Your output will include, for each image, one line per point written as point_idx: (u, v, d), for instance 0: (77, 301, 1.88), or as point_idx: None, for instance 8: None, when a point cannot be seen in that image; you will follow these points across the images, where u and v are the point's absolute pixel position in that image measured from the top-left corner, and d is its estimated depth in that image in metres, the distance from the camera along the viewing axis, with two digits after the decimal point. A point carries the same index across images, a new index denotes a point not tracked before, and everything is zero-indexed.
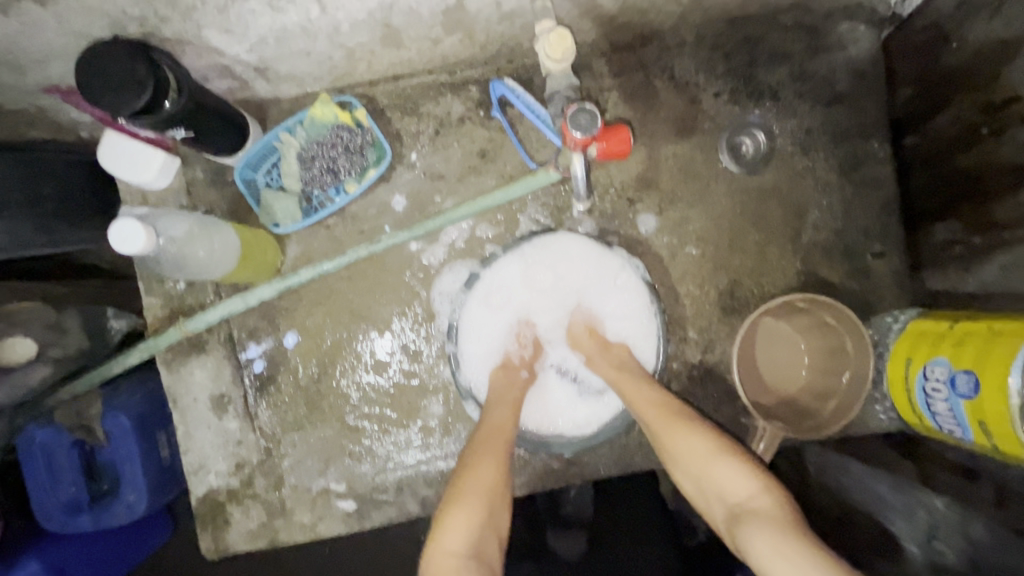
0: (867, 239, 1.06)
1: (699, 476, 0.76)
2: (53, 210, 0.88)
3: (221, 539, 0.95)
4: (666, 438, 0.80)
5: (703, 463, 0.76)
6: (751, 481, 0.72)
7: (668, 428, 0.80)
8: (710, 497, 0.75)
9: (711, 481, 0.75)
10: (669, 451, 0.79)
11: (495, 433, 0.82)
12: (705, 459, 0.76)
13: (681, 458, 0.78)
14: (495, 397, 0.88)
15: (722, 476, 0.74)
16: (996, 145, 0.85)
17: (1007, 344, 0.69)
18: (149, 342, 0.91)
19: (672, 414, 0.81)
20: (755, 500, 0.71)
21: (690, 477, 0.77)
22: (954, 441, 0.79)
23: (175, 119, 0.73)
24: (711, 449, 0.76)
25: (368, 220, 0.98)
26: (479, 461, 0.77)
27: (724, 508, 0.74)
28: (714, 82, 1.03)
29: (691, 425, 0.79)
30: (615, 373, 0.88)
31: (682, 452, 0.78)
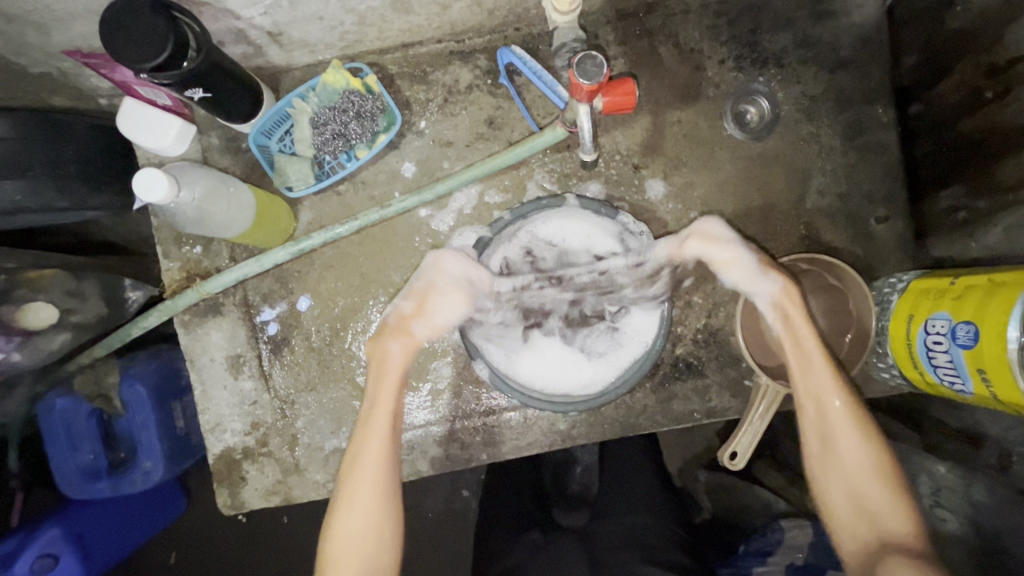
0: (871, 205, 1.07)
1: (863, 497, 0.78)
2: (75, 172, 0.91)
3: (237, 496, 0.98)
4: (844, 441, 0.80)
5: (868, 481, 0.78)
6: (904, 515, 0.75)
7: (866, 438, 0.79)
8: (855, 512, 0.78)
9: (866, 501, 0.77)
10: (843, 455, 0.80)
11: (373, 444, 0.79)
12: (866, 478, 0.78)
13: (851, 468, 0.79)
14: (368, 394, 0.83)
15: (882, 501, 0.77)
16: (1000, 108, 0.86)
17: (1007, 294, 0.70)
18: (168, 303, 0.94)
19: (867, 422, 0.80)
20: (898, 528, 0.74)
21: (849, 484, 0.79)
22: (954, 393, 0.80)
23: (194, 77, 0.76)
24: (880, 471, 0.78)
25: (378, 186, 1.00)
26: (357, 477, 0.78)
27: (872, 529, 0.76)
28: (718, 49, 1.04)
29: (873, 437, 0.80)
30: (795, 353, 0.83)
31: (851, 466, 0.79)
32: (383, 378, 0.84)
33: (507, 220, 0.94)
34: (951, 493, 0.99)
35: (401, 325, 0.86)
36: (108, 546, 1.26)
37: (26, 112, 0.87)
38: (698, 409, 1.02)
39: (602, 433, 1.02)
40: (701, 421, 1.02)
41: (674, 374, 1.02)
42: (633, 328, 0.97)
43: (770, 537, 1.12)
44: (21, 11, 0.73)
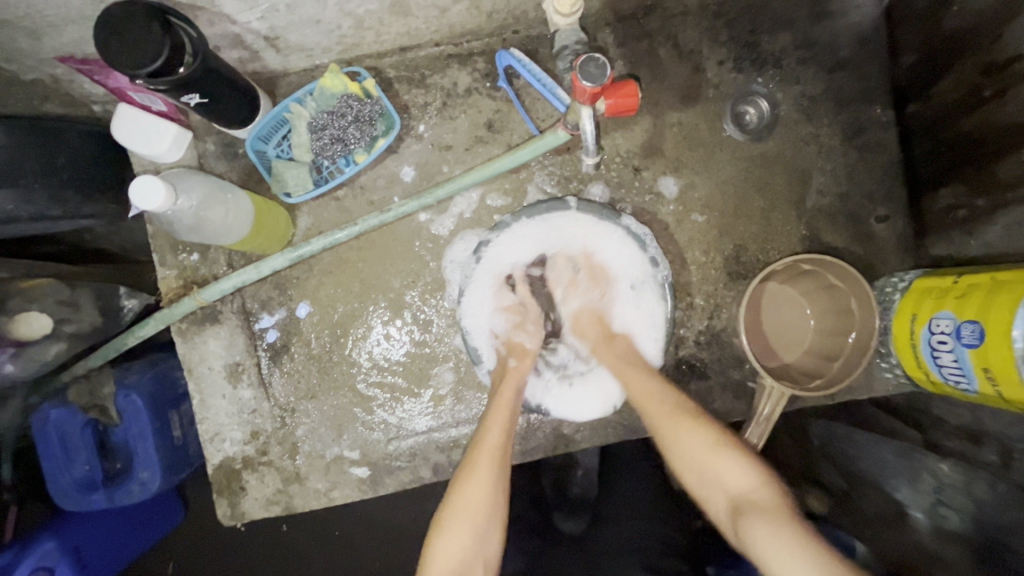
0: (871, 203, 1.07)
1: (711, 471, 0.78)
2: (67, 180, 0.89)
3: (236, 506, 0.97)
4: (667, 431, 0.82)
5: (711, 457, 0.78)
6: (750, 472, 0.76)
7: (684, 423, 0.81)
8: (714, 489, 0.77)
9: (714, 475, 0.77)
10: (664, 438, 0.82)
11: (486, 454, 0.81)
12: (709, 457, 0.78)
13: (682, 451, 0.80)
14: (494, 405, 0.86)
15: (728, 468, 0.77)
16: (998, 107, 0.87)
17: (1012, 292, 0.70)
18: (165, 312, 0.93)
19: (678, 409, 0.83)
20: (756, 493, 0.74)
21: (683, 459, 0.80)
22: (958, 392, 0.80)
23: (191, 82, 0.75)
24: (723, 445, 0.78)
25: (376, 191, 0.99)
26: (458, 491, 0.78)
27: (728, 498, 0.76)
28: (717, 51, 1.04)
29: (699, 422, 0.81)
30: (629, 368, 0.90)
31: (685, 449, 0.80)
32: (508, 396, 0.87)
33: (510, 223, 0.94)
34: (954, 491, 1.00)
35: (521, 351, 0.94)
36: (105, 560, 1.24)
37: (18, 119, 0.85)
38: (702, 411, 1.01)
39: (606, 436, 1.01)
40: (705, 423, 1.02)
41: (676, 376, 1.01)
42: (638, 345, 0.95)
43: None
44: (14, 17, 0.72)
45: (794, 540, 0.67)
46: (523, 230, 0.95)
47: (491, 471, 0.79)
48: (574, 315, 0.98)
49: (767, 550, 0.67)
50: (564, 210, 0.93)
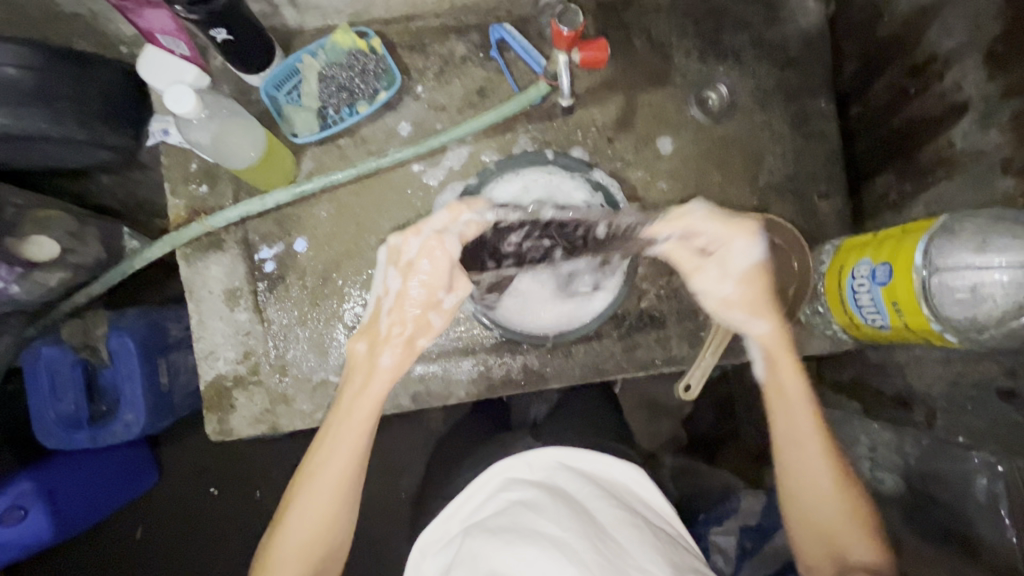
0: (814, 183, 1.20)
1: (836, 532, 0.89)
2: (94, 108, 0.98)
3: (225, 422, 1.04)
4: (819, 485, 0.90)
5: (848, 528, 0.89)
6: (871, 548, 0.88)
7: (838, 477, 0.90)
8: (829, 551, 0.90)
9: (837, 537, 0.89)
10: (812, 484, 0.91)
11: (346, 464, 0.86)
12: (841, 518, 0.89)
13: (821, 500, 0.90)
14: (352, 393, 0.90)
15: (854, 539, 0.89)
16: (920, 101, 1.02)
17: (914, 235, 0.83)
18: (173, 234, 1.02)
19: (844, 470, 0.91)
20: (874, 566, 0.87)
21: (822, 517, 0.90)
22: (874, 331, 0.93)
23: (220, 15, 0.85)
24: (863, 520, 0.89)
25: (376, 142, 1.10)
26: (308, 498, 0.85)
27: (839, 560, 0.89)
28: (684, 42, 1.18)
29: (847, 487, 0.90)
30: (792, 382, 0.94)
31: (827, 502, 0.90)
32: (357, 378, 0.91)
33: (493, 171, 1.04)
34: (886, 449, 1.18)
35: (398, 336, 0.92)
36: (80, 508, 1.28)
37: (56, 44, 0.94)
38: (660, 356, 1.12)
39: (572, 375, 1.10)
40: (662, 367, 1.12)
41: (639, 325, 1.12)
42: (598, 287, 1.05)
43: (728, 504, 1.28)
44: None
45: None
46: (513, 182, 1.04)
47: (332, 485, 0.85)
48: (726, 265, 0.97)
49: None
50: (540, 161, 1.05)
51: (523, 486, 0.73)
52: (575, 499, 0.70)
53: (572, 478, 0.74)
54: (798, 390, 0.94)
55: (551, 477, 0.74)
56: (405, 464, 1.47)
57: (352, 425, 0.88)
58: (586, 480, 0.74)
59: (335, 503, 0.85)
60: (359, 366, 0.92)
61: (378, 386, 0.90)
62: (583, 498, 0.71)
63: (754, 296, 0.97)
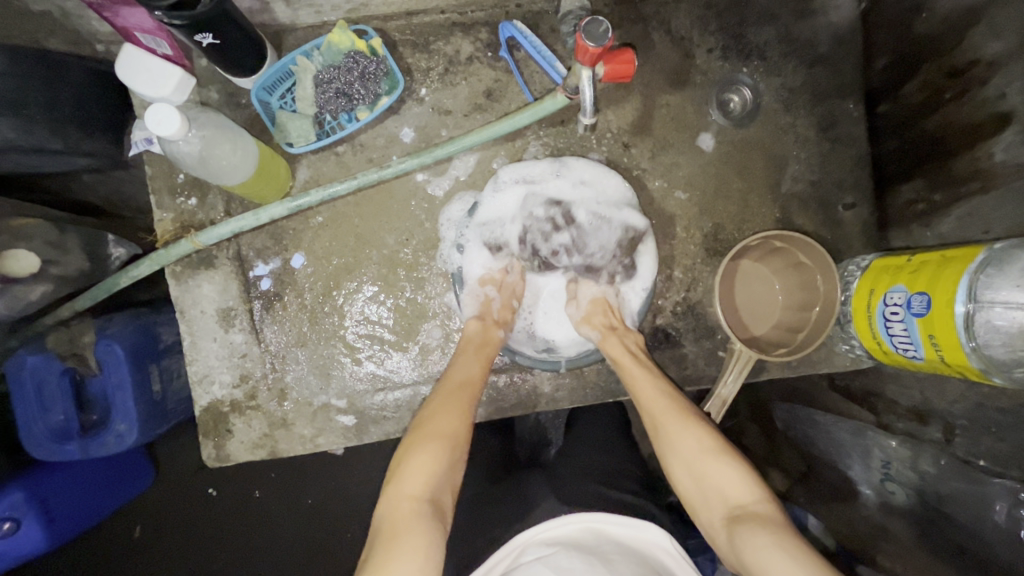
0: (839, 192, 1.14)
1: (701, 471, 0.80)
2: (69, 115, 0.91)
3: (222, 448, 0.99)
4: (672, 434, 0.83)
5: (713, 466, 0.80)
6: (750, 484, 0.77)
7: (689, 421, 0.84)
8: (713, 500, 0.79)
9: (710, 481, 0.79)
10: (673, 439, 0.83)
11: (464, 390, 0.86)
12: (703, 459, 0.80)
13: (682, 452, 0.82)
14: (463, 347, 0.92)
15: (726, 478, 0.79)
16: (956, 107, 0.94)
17: (956, 265, 0.78)
18: (160, 252, 0.94)
19: (689, 413, 0.85)
20: (754, 505, 0.75)
21: (687, 465, 0.81)
22: (906, 361, 0.88)
23: (205, 21, 0.78)
24: (725, 451, 0.81)
25: (376, 149, 1.02)
26: (437, 413, 0.82)
27: (726, 510, 0.77)
28: (706, 39, 1.10)
29: (700, 426, 0.84)
30: (626, 357, 0.92)
31: (687, 447, 0.82)
32: (477, 343, 0.93)
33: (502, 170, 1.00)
34: (900, 465, 1.06)
35: (504, 317, 0.97)
36: (74, 511, 1.23)
37: (24, 45, 0.86)
38: (676, 375, 1.08)
39: (584, 397, 1.06)
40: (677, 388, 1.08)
41: (653, 344, 1.08)
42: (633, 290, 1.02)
43: None
44: None
45: (791, 546, 0.67)
46: (518, 170, 1.00)
47: (450, 407, 0.83)
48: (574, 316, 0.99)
49: (763, 547, 0.69)
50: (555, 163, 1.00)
51: (543, 550, 0.69)
52: (599, 561, 0.66)
53: (595, 543, 0.70)
54: (617, 349, 0.93)
55: (575, 540, 0.70)
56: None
57: (466, 368, 0.89)
58: (610, 547, 0.70)
59: (456, 414, 0.83)
60: (470, 340, 0.93)
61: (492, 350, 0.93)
62: (606, 561, 0.66)
63: (598, 314, 0.97)
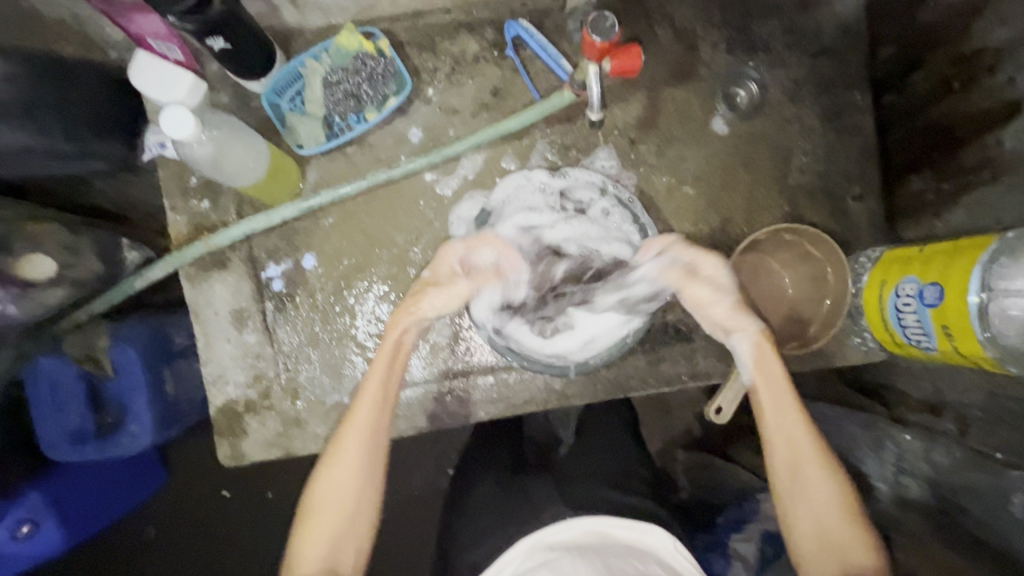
0: (848, 184, 1.14)
1: (829, 532, 0.82)
2: (83, 121, 0.92)
3: (238, 447, 1.00)
4: (809, 483, 0.84)
5: (843, 528, 0.82)
6: (872, 553, 0.81)
7: (827, 474, 0.84)
8: (832, 558, 0.81)
9: (833, 542, 0.82)
10: (806, 490, 0.84)
11: (352, 430, 0.86)
12: (837, 519, 0.83)
13: (817, 503, 0.84)
14: (372, 370, 0.90)
15: (852, 543, 0.82)
16: (965, 96, 0.93)
17: (969, 254, 0.77)
18: (176, 254, 0.97)
19: (828, 461, 0.85)
20: (871, 571, 0.80)
21: (815, 519, 0.83)
22: (920, 352, 0.88)
23: (217, 24, 0.79)
24: (853, 515, 0.83)
25: (384, 149, 1.03)
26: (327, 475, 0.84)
27: (841, 568, 0.81)
28: (711, 34, 1.11)
29: (838, 480, 0.85)
30: (768, 394, 0.89)
31: (819, 502, 0.83)
32: (385, 364, 0.90)
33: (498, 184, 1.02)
34: (914, 457, 1.04)
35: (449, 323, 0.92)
36: (89, 511, 1.25)
37: (39, 53, 0.88)
38: (686, 371, 1.08)
39: (594, 393, 1.06)
40: (687, 382, 1.08)
41: (663, 339, 1.07)
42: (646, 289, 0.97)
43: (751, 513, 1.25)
44: None
45: None
46: (509, 181, 1.02)
47: (352, 458, 0.85)
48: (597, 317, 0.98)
49: None
50: (531, 174, 1.02)
51: (547, 554, 0.69)
52: (602, 562, 0.67)
53: (599, 545, 0.70)
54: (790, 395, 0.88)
55: (579, 543, 0.70)
56: (418, 465, 1.41)
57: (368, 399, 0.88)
58: (613, 548, 0.70)
59: (355, 468, 0.84)
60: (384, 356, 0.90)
61: (400, 366, 0.91)
62: (608, 561, 0.67)
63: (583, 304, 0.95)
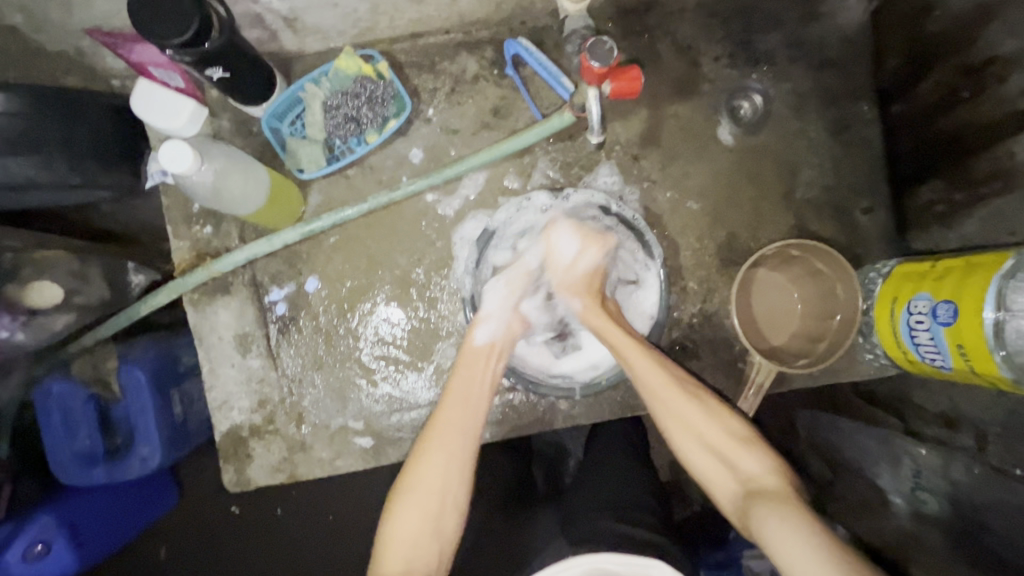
0: (857, 196, 1.12)
1: (722, 451, 0.85)
2: (88, 150, 0.93)
3: (243, 472, 1.00)
4: (674, 403, 0.88)
5: (731, 445, 0.85)
6: (760, 460, 0.84)
7: (688, 395, 0.89)
8: (721, 471, 0.85)
9: (733, 459, 0.85)
10: (672, 411, 0.88)
11: (444, 429, 0.86)
12: (726, 447, 0.85)
13: (677, 427, 0.88)
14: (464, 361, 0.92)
15: (745, 456, 0.84)
16: (975, 105, 0.91)
17: (983, 272, 0.75)
18: (178, 281, 0.96)
19: (685, 386, 0.89)
20: (765, 480, 0.82)
21: (701, 443, 0.86)
22: (935, 371, 0.85)
23: (215, 55, 0.80)
24: (741, 440, 0.86)
25: (386, 171, 1.03)
26: (421, 463, 0.84)
27: (737, 481, 0.83)
28: (713, 47, 1.09)
29: (706, 402, 0.89)
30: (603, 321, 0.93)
31: (691, 422, 0.87)
32: (470, 362, 0.91)
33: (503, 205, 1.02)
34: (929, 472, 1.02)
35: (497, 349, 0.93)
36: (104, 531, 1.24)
37: (44, 86, 0.89)
38: None
39: (601, 413, 1.05)
40: None
41: (670, 357, 1.06)
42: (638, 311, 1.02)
43: None
44: None
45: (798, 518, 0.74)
46: (509, 208, 1.00)
47: (443, 457, 0.84)
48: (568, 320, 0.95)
49: (775, 522, 0.75)
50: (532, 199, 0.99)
51: None
52: None
53: None
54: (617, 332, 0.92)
55: None
56: None
57: (467, 400, 0.88)
58: None
59: (448, 461, 0.84)
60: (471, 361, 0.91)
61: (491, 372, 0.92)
62: None
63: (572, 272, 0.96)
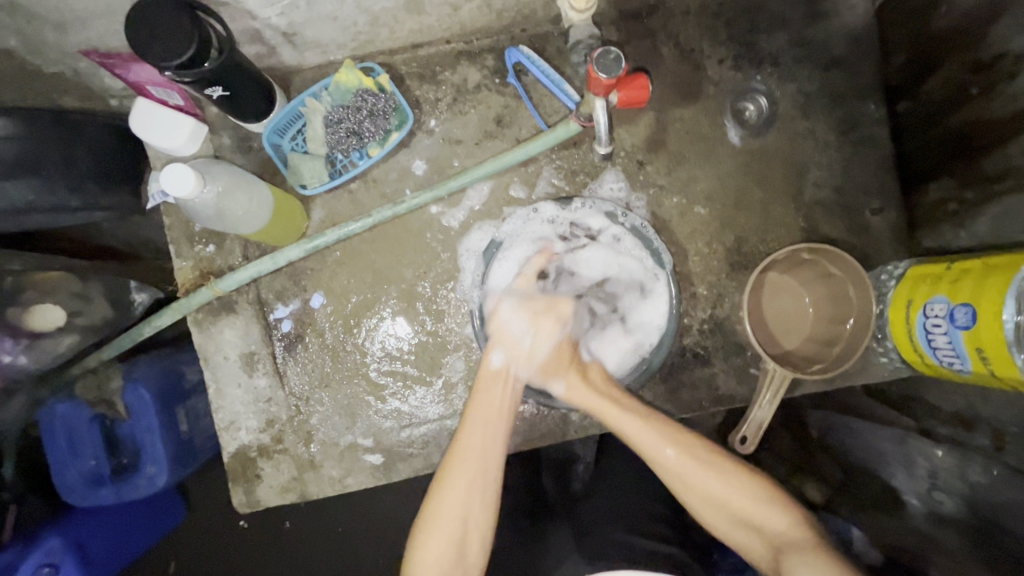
0: (865, 196, 1.10)
1: (747, 516, 0.84)
2: (87, 172, 0.91)
3: (253, 493, 0.99)
4: (696, 483, 0.86)
5: (754, 508, 0.84)
6: (784, 517, 0.83)
7: (709, 467, 0.86)
8: (750, 532, 0.84)
9: (757, 521, 0.83)
10: (695, 487, 0.86)
11: (473, 454, 0.85)
12: (748, 506, 0.84)
13: (699, 495, 0.86)
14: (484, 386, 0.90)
15: (768, 515, 0.83)
16: (985, 102, 0.90)
17: (1001, 275, 0.74)
18: (183, 301, 0.96)
19: (703, 456, 0.87)
20: (791, 535, 0.81)
21: (725, 509, 0.85)
22: (954, 375, 0.84)
23: (215, 74, 0.79)
24: (766, 496, 0.84)
25: (389, 183, 1.02)
26: (446, 485, 0.83)
27: (765, 542, 0.82)
28: (717, 49, 1.08)
29: (728, 469, 0.86)
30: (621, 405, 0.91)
31: (715, 495, 0.85)
32: (486, 388, 0.90)
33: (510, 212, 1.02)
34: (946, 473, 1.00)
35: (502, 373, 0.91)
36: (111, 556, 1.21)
37: (40, 108, 0.87)
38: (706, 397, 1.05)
39: None
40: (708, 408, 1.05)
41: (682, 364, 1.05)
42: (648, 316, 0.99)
43: None
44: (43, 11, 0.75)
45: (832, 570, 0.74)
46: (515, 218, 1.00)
47: (466, 479, 0.83)
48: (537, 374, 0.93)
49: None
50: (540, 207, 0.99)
51: None
52: None
53: None
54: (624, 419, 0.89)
55: None
56: None
57: (487, 429, 0.86)
58: None
59: (472, 481, 0.83)
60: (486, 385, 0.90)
61: (508, 395, 0.90)
62: None
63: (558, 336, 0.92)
